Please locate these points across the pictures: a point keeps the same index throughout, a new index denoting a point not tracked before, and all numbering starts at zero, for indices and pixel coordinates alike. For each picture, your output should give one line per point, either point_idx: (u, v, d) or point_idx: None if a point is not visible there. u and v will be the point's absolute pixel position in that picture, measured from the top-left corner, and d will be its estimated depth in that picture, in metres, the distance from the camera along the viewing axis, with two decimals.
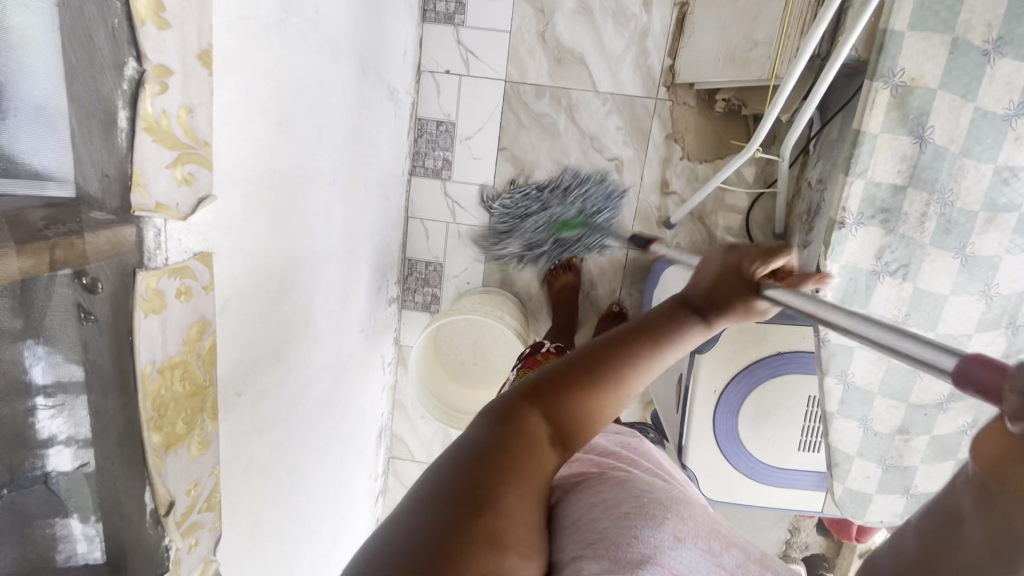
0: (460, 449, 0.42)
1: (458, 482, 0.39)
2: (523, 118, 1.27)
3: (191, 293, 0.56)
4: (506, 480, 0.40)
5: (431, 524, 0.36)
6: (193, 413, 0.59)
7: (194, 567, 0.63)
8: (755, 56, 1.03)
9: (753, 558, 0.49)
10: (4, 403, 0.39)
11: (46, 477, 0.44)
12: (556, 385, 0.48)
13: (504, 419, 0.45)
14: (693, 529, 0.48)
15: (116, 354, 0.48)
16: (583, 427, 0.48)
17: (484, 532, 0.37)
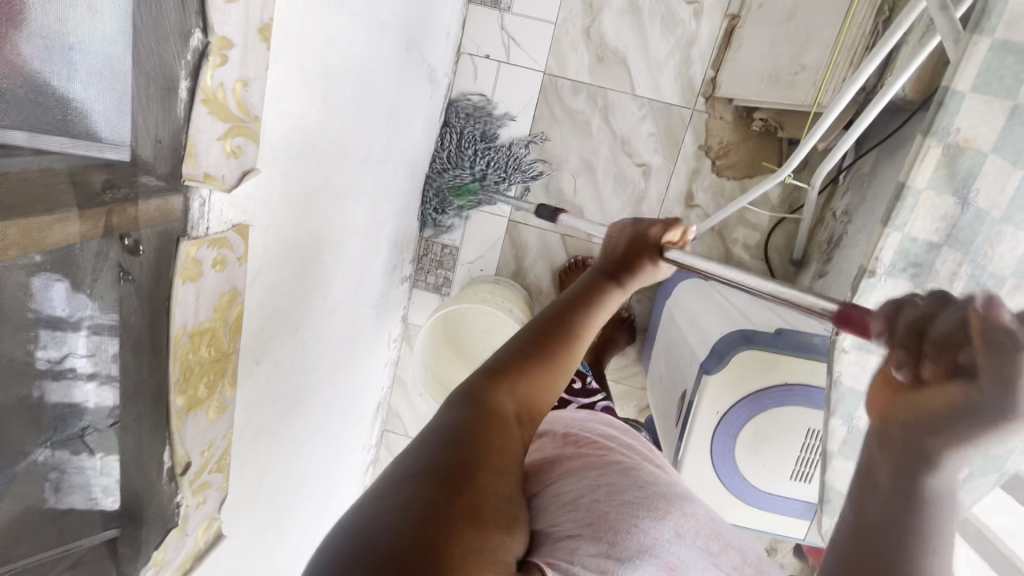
0: (430, 435, 0.46)
1: (434, 464, 0.42)
2: (557, 112, 1.26)
3: (226, 263, 0.56)
4: (481, 457, 0.44)
5: (411, 506, 0.38)
6: (215, 378, 0.60)
7: (199, 524, 0.66)
8: (799, 81, 1.03)
9: (748, 561, 0.52)
10: (52, 356, 0.41)
11: (82, 432, 0.46)
12: (505, 366, 0.55)
13: (467, 402, 0.50)
14: (692, 528, 0.50)
15: (154, 318, 0.49)
16: (538, 398, 0.55)
17: (464, 509, 0.39)
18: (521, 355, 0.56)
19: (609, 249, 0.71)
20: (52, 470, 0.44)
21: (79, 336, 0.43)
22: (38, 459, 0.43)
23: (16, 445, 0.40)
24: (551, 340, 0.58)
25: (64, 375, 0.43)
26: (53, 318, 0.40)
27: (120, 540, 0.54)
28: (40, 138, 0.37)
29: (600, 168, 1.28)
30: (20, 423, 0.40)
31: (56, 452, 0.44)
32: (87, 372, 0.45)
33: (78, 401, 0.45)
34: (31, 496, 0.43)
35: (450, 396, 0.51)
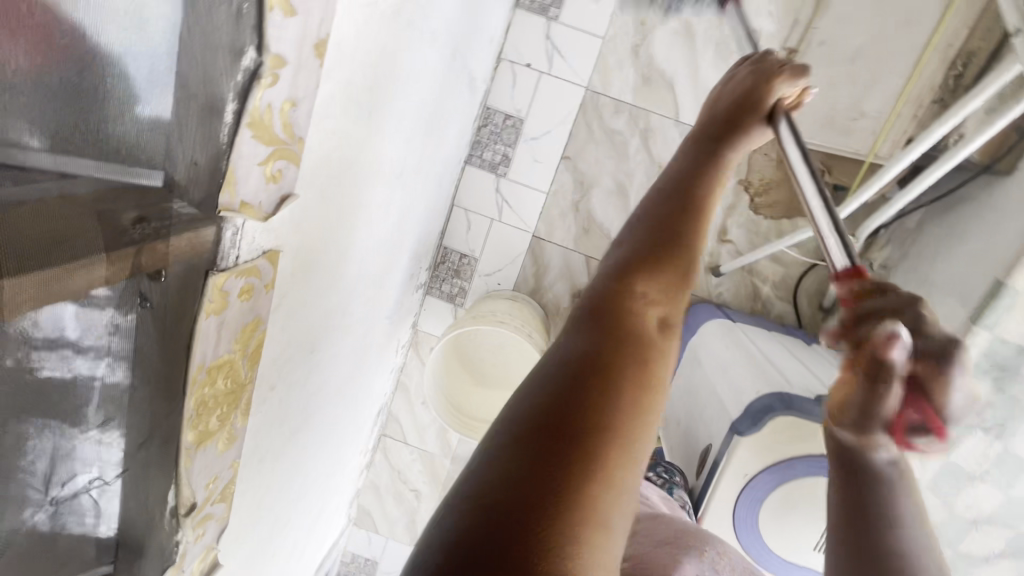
0: (554, 366, 0.44)
1: (553, 414, 0.40)
2: (596, 130, 1.21)
3: (252, 292, 0.52)
4: (604, 408, 0.41)
5: (524, 471, 0.38)
6: (228, 411, 0.56)
7: (196, 556, 0.61)
8: (858, 128, 1.04)
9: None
10: (58, 408, 0.36)
11: (88, 483, 0.42)
12: (632, 274, 0.51)
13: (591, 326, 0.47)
14: (728, 563, 0.65)
15: (172, 355, 0.45)
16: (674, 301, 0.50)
17: (580, 479, 0.38)
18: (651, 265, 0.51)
19: (713, 121, 0.66)
20: (52, 531, 0.39)
21: (88, 380, 0.38)
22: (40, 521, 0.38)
23: (23, 511, 0.35)
24: (680, 241, 0.53)
25: (75, 421, 0.38)
26: (69, 363, 0.36)
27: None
28: (65, 161, 0.32)
29: (633, 193, 1.24)
30: (34, 481, 0.35)
31: (59, 510, 0.39)
32: (98, 416, 0.40)
33: (92, 446, 0.41)
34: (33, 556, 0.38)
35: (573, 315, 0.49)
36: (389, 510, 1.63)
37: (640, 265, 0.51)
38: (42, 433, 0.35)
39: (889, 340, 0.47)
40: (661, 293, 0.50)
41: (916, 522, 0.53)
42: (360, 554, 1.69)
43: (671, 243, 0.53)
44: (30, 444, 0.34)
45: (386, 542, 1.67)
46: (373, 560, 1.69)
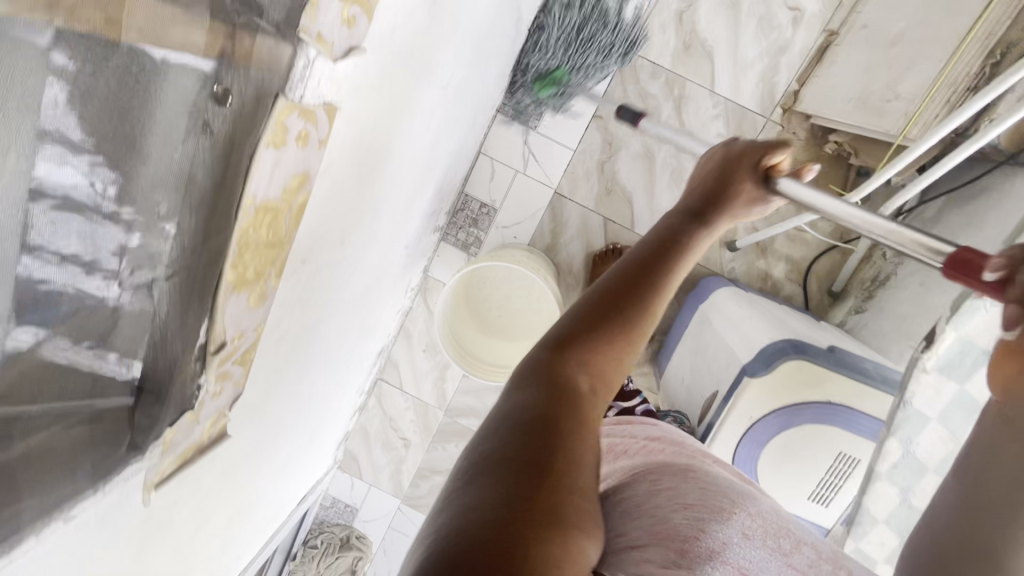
0: (507, 416, 0.52)
1: (514, 453, 0.47)
2: (630, 93, 1.23)
3: (307, 141, 0.52)
4: (558, 448, 0.49)
5: (495, 499, 0.44)
6: (266, 264, 0.56)
7: (209, 417, 0.61)
8: (890, 109, 1.01)
9: (818, 556, 0.62)
10: (129, 181, 0.37)
11: (148, 284, 0.43)
12: (576, 339, 0.59)
13: (538, 381, 0.55)
14: (758, 528, 0.61)
15: (230, 177, 0.45)
16: (612, 365, 0.60)
17: (544, 505, 0.45)
18: (594, 329, 0.60)
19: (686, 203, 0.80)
20: (106, 319, 0.41)
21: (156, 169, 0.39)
22: (93, 299, 0.39)
23: (83, 275, 0.37)
24: (627, 308, 0.63)
25: (140, 210, 0.39)
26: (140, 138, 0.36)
27: (134, 420, 0.49)
28: None
29: (659, 159, 1.26)
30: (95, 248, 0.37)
31: (122, 298, 0.41)
32: (161, 217, 0.41)
33: (150, 246, 0.41)
34: (77, 334, 0.39)
35: (522, 371, 0.57)
36: (376, 457, 1.64)
37: (582, 327, 0.60)
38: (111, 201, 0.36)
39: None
40: (598, 360, 0.59)
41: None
42: (340, 500, 1.69)
43: (614, 313, 0.62)
44: (100, 206, 0.36)
45: (369, 489, 1.67)
46: (353, 507, 1.70)
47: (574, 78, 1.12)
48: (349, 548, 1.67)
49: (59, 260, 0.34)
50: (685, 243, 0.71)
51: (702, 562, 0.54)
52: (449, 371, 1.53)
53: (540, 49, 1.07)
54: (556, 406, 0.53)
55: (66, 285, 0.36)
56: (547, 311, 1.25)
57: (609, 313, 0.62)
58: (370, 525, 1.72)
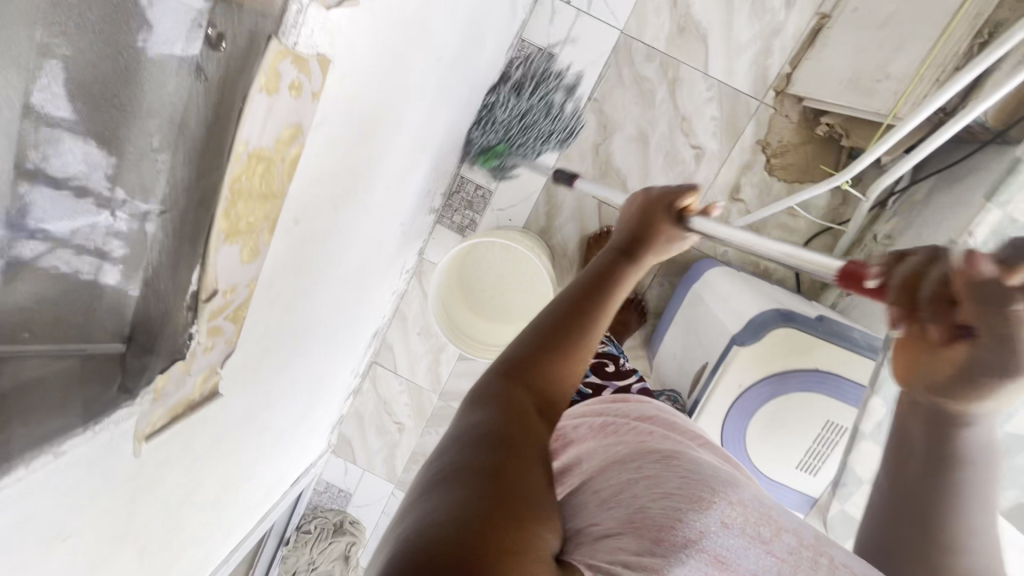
0: (461, 434, 0.52)
1: (471, 463, 0.47)
2: (625, 75, 1.24)
3: (301, 91, 0.53)
4: (510, 459, 0.49)
5: (454, 504, 0.43)
6: (258, 215, 0.57)
7: (201, 371, 0.61)
8: (880, 89, 1.02)
9: (804, 544, 0.55)
10: (122, 110, 0.39)
11: (142, 217, 0.45)
12: (517, 366, 0.63)
13: (486, 404, 0.57)
14: (741, 515, 0.54)
15: (222, 116, 0.46)
16: (552, 387, 0.63)
17: (501, 506, 0.44)
18: (534, 354, 0.64)
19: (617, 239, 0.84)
20: (98, 244, 0.43)
21: (152, 103, 0.41)
22: (86, 222, 0.41)
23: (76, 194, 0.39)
24: (563, 333, 0.67)
25: (135, 138, 0.41)
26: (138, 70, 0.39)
27: (125, 363, 0.50)
28: None
29: (653, 141, 1.27)
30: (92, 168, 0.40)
31: (113, 225, 0.43)
32: (152, 150, 0.43)
33: (144, 179, 0.44)
34: (72, 255, 0.41)
35: (470, 398, 0.59)
36: (370, 441, 1.64)
37: (523, 355, 0.64)
38: (103, 124, 0.39)
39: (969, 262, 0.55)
40: (539, 383, 0.62)
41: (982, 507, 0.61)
42: (334, 484, 1.69)
43: (551, 339, 0.66)
44: (90, 126, 0.38)
45: (363, 473, 1.67)
46: (347, 492, 1.70)
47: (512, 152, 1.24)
48: (342, 533, 1.66)
49: (54, 174, 0.37)
50: (610, 276, 0.76)
51: (675, 553, 0.49)
52: (444, 355, 1.53)
53: (481, 122, 1.20)
54: (510, 422, 0.55)
55: (67, 201, 0.39)
56: (541, 288, 1.27)
57: (552, 339, 0.66)
58: (365, 510, 1.72)
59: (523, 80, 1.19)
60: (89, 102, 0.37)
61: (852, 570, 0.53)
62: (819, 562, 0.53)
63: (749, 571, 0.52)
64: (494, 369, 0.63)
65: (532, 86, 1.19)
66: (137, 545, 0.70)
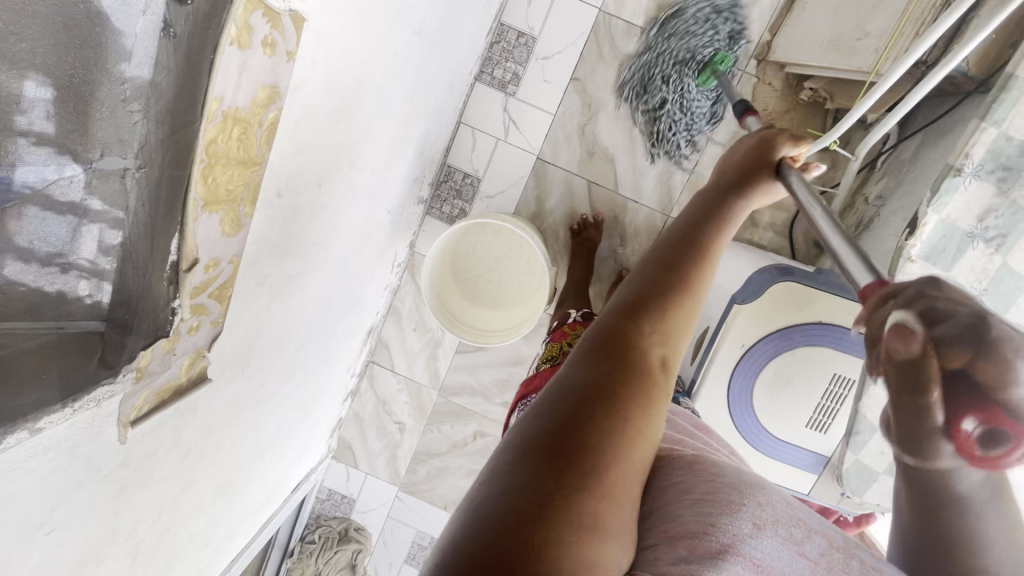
0: (562, 394, 0.47)
1: (554, 440, 0.44)
2: (606, 53, 1.25)
3: (275, 50, 0.51)
4: (607, 444, 0.44)
5: (521, 493, 0.41)
6: (238, 182, 0.55)
7: (187, 354, 0.59)
8: (860, 47, 1.02)
9: (835, 546, 0.49)
10: (89, 60, 0.37)
11: (124, 172, 0.43)
12: (638, 308, 0.55)
13: (601, 356, 0.50)
14: (774, 515, 0.48)
15: (192, 73, 0.44)
16: (677, 339, 0.55)
17: (573, 505, 0.41)
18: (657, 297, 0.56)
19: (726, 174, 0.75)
20: (74, 208, 0.40)
21: (126, 55, 0.39)
22: (57, 179, 0.38)
23: (48, 148, 0.37)
24: (682, 274, 0.58)
25: (106, 89, 0.39)
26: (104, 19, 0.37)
27: (107, 338, 0.47)
28: None
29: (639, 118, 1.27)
30: (63, 119, 0.37)
31: (90, 185, 0.41)
32: (125, 100, 0.41)
33: (120, 133, 0.41)
34: (47, 216, 0.38)
35: (583, 343, 0.53)
36: (371, 444, 1.60)
37: (646, 294, 0.56)
38: (69, 75, 0.36)
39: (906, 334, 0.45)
40: (665, 334, 0.54)
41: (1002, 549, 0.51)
42: (336, 491, 1.65)
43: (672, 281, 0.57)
44: (52, 72, 0.35)
45: (366, 478, 1.63)
46: (349, 498, 1.65)
47: (732, 50, 1.17)
48: (347, 542, 1.62)
49: (25, 121, 0.35)
50: (723, 214, 0.67)
51: (713, 562, 0.44)
52: (440, 349, 1.51)
53: (698, 50, 1.15)
54: (628, 384, 0.48)
55: (39, 152, 0.36)
56: (536, 271, 1.28)
57: (676, 288, 0.56)
58: (369, 517, 1.67)
59: (667, 37, 1.18)
60: (55, 46, 0.35)
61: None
62: (848, 564, 0.48)
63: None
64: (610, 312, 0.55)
65: (674, 30, 1.17)
66: (128, 544, 0.67)
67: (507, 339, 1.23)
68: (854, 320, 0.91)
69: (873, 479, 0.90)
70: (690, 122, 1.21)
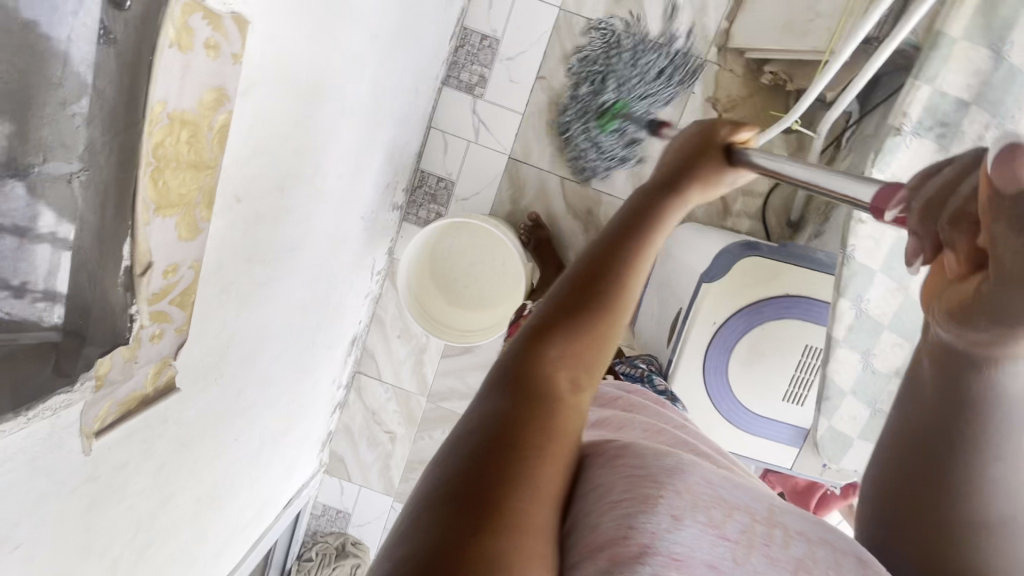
0: (461, 437, 0.42)
1: (459, 485, 0.37)
2: (569, 50, 1.27)
3: (219, 52, 0.52)
4: (514, 480, 0.38)
5: (423, 551, 0.34)
6: (191, 184, 0.55)
7: (151, 362, 0.59)
8: (814, 27, 1.09)
9: (758, 517, 0.42)
10: (24, 63, 0.36)
11: (69, 177, 0.42)
12: (551, 327, 0.50)
13: (505, 389, 0.45)
14: (691, 500, 0.40)
15: (133, 76, 0.44)
16: (592, 364, 0.50)
17: (485, 550, 0.33)
18: (572, 315, 0.51)
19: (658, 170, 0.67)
20: (17, 220, 0.38)
21: (63, 58, 0.38)
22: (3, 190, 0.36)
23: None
24: (594, 291, 0.53)
25: (43, 93, 0.38)
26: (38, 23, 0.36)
27: (64, 347, 0.46)
28: None
29: None
30: (7, 125, 0.36)
31: (36, 193, 0.39)
32: (64, 103, 0.39)
33: (63, 138, 0.40)
34: None
35: (488, 381, 0.48)
36: (363, 455, 1.59)
37: (557, 314, 0.51)
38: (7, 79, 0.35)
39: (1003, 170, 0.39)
40: (575, 360, 0.49)
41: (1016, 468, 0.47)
42: (331, 506, 1.63)
43: (580, 307, 0.52)
44: None
45: (360, 490, 1.61)
46: (345, 512, 1.64)
47: (638, 107, 1.21)
48: (345, 556, 1.60)
49: None
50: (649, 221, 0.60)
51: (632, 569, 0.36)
52: (426, 354, 1.50)
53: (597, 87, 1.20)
54: (531, 417, 0.43)
55: None
56: (513, 269, 1.28)
57: (586, 306, 0.52)
58: (365, 530, 1.65)
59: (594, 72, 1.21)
60: None
61: (842, 548, 0.43)
62: (796, 542, 0.42)
63: (711, 565, 0.38)
64: (516, 342, 0.50)
65: (605, 65, 1.19)
66: (105, 562, 0.66)
67: (487, 338, 1.23)
68: (821, 291, 0.93)
69: (848, 445, 0.90)
70: (601, 157, 1.26)
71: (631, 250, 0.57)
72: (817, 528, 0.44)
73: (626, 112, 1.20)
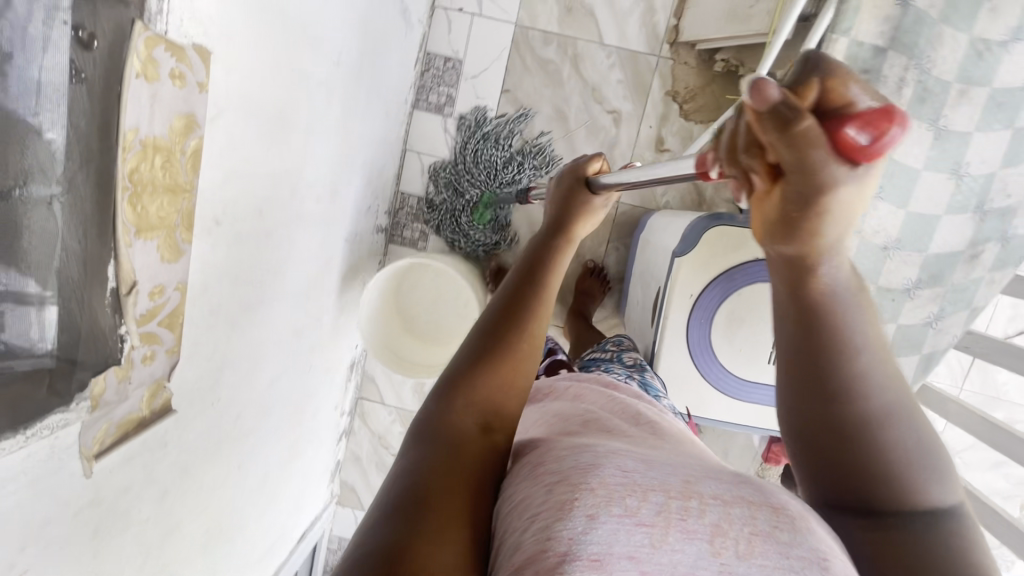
0: (384, 500, 0.43)
1: (379, 543, 0.38)
2: (529, 61, 1.33)
3: (185, 82, 0.56)
4: (423, 529, 0.39)
5: None
6: (170, 207, 0.58)
7: (146, 384, 0.61)
8: (755, 11, 1.14)
9: (673, 492, 0.39)
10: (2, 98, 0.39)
11: (50, 199, 0.45)
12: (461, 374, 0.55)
13: (425, 441, 0.49)
14: (606, 493, 0.38)
15: (104, 103, 0.47)
16: (505, 393, 0.55)
17: None
18: (479, 361, 0.56)
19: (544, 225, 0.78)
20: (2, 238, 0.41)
21: (42, 94, 0.42)
22: None
23: None
24: (498, 332, 0.59)
25: (16, 125, 0.41)
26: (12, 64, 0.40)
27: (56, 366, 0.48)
28: None
29: (571, 116, 1.34)
30: None
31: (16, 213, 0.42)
32: (40, 131, 0.43)
33: (41, 162, 0.43)
34: None
35: (412, 436, 0.51)
36: (374, 481, 1.59)
37: (463, 364, 0.56)
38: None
39: (753, 93, 0.35)
40: (485, 394, 0.54)
41: (874, 359, 0.48)
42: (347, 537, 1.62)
43: (484, 345, 0.58)
44: None
45: None
46: None
47: (503, 193, 1.28)
48: None
49: None
50: (542, 266, 0.69)
51: None
52: None
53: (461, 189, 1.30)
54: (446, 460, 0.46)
55: None
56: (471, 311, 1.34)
57: (487, 349, 0.57)
58: None
59: (450, 180, 1.32)
60: None
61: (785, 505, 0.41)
62: (729, 515, 0.38)
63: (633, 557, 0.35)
64: (432, 400, 0.54)
65: (464, 168, 1.30)
66: None
67: None
68: None
69: None
70: (471, 246, 1.34)
71: (527, 291, 0.65)
72: (733, 487, 0.41)
73: (495, 204, 1.29)
